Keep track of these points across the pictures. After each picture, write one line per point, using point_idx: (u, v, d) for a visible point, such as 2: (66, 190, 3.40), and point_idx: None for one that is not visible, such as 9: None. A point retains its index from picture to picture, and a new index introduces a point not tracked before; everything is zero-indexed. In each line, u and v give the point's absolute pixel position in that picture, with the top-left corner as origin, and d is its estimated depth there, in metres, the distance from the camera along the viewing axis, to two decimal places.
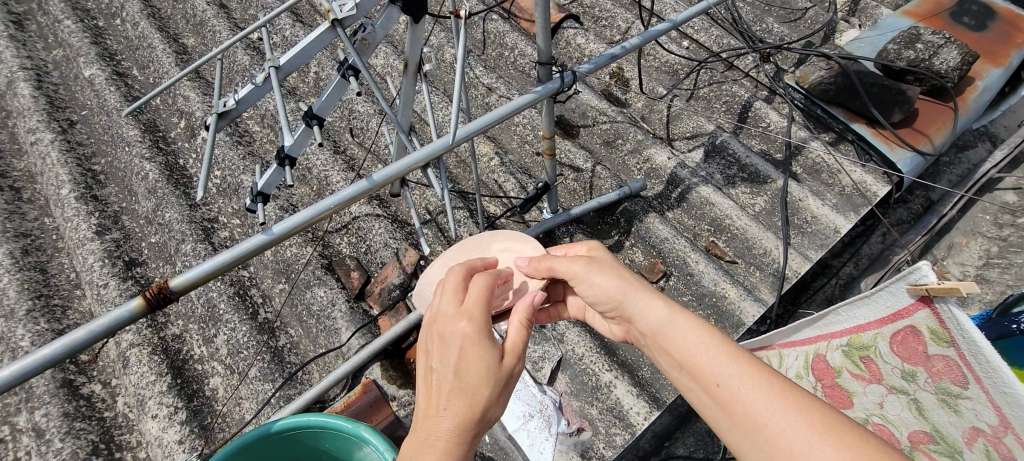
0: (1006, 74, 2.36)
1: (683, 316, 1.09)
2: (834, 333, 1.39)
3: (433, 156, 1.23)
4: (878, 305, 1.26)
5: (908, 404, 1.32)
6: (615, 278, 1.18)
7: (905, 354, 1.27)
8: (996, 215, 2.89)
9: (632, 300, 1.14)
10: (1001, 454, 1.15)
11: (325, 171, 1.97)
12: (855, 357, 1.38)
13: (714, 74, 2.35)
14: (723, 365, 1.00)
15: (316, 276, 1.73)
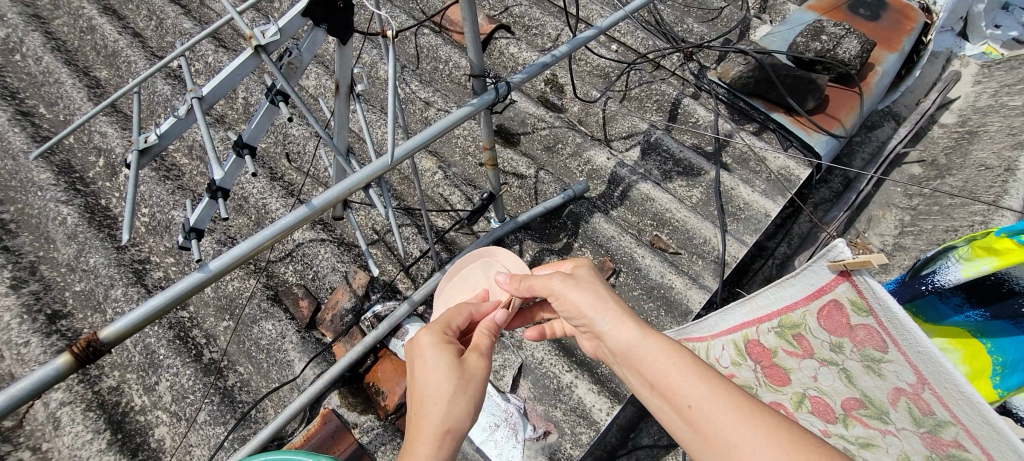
0: (901, 59, 2.59)
1: (653, 338, 1.11)
2: (764, 317, 1.47)
3: (373, 177, 1.21)
4: (803, 284, 1.34)
5: (839, 374, 1.40)
6: (585, 295, 1.19)
7: (832, 327, 1.35)
8: (905, 187, 3.16)
9: (604, 321, 1.16)
10: (922, 409, 1.26)
11: (263, 199, 1.91)
12: (787, 336, 1.45)
13: (644, 75, 2.45)
14: (697, 387, 1.03)
15: (263, 309, 1.67)
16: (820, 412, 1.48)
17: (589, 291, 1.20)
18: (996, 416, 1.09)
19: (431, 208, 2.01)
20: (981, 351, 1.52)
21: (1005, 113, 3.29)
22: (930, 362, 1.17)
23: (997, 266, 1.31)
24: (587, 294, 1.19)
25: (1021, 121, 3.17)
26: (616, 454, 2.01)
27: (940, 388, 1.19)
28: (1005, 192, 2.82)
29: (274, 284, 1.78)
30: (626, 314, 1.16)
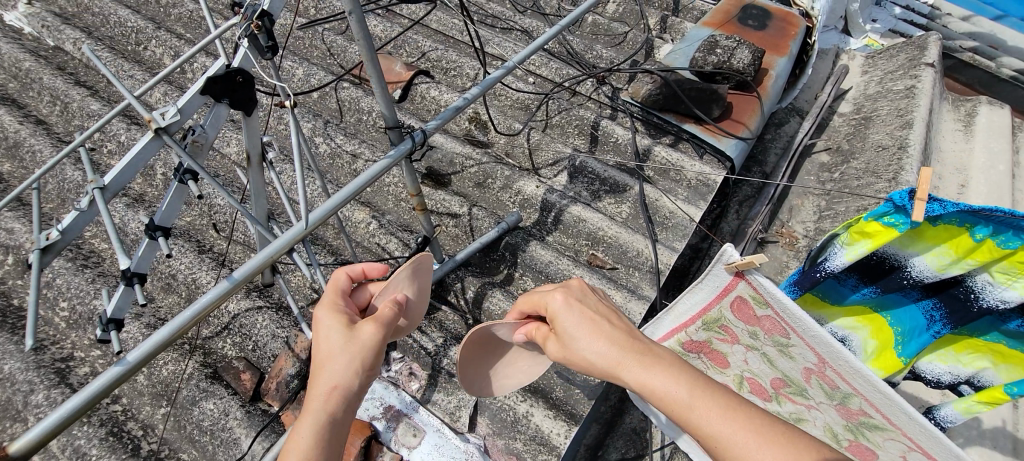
0: (790, 61, 2.83)
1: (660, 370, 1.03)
2: (687, 320, 1.54)
3: (292, 243, 1.19)
4: (711, 286, 1.43)
5: (762, 357, 1.48)
6: (580, 337, 1.11)
7: (745, 318, 1.44)
8: (817, 175, 3.41)
9: (609, 368, 1.06)
10: (830, 383, 1.36)
11: (192, 274, 1.86)
12: (714, 329, 1.52)
13: (562, 103, 2.57)
14: (712, 420, 0.95)
15: (202, 389, 1.60)
16: (756, 392, 1.52)
17: (583, 331, 1.11)
18: (884, 385, 1.20)
19: (369, 258, 2.01)
20: (884, 325, 1.45)
21: (891, 97, 3.62)
22: (823, 344, 1.28)
23: (872, 248, 1.22)
24: (582, 337, 1.10)
25: (905, 103, 3.50)
26: None
27: (837, 365, 1.30)
28: (901, 169, 3.10)
29: (211, 361, 1.71)
30: (630, 348, 1.07)
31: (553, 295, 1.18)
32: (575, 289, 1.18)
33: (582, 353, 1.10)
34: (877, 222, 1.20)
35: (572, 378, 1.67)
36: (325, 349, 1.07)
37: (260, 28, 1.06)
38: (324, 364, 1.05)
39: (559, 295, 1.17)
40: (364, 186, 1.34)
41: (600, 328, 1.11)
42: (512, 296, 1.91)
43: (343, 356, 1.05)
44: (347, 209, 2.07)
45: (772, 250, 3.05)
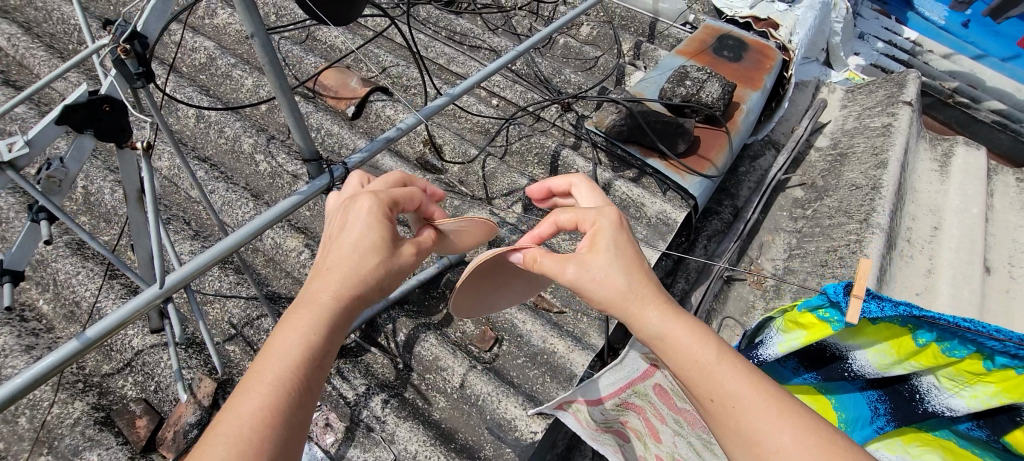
0: (763, 95, 2.74)
1: (683, 321, 1.02)
2: (620, 390, 1.38)
3: (155, 300, 1.03)
4: (631, 368, 1.30)
5: (690, 445, 1.37)
6: (614, 269, 1.06)
7: (670, 405, 1.33)
8: (790, 211, 3.33)
9: (638, 310, 1.03)
10: None
11: (97, 302, 1.69)
12: (646, 400, 1.39)
13: (523, 128, 2.46)
14: (729, 372, 0.95)
15: (86, 437, 1.43)
16: None
17: (618, 261, 1.07)
18: None
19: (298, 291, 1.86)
20: (828, 408, 1.36)
21: (868, 134, 3.56)
22: None
23: (806, 340, 1.16)
24: (617, 269, 1.06)
25: (881, 142, 3.43)
26: None
27: None
28: (873, 209, 2.99)
29: (106, 403, 1.55)
30: (660, 298, 1.05)
31: (598, 219, 1.13)
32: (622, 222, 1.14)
33: (615, 280, 1.05)
34: (813, 314, 1.16)
35: (503, 435, 1.57)
36: (357, 241, 1.09)
37: (129, 53, 0.92)
38: (355, 257, 1.07)
39: (613, 211, 1.13)
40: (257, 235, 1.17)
41: (638, 269, 1.07)
42: (448, 340, 1.76)
43: (367, 258, 1.07)
44: (279, 236, 1.92)
45: (739, 288, 2.95)
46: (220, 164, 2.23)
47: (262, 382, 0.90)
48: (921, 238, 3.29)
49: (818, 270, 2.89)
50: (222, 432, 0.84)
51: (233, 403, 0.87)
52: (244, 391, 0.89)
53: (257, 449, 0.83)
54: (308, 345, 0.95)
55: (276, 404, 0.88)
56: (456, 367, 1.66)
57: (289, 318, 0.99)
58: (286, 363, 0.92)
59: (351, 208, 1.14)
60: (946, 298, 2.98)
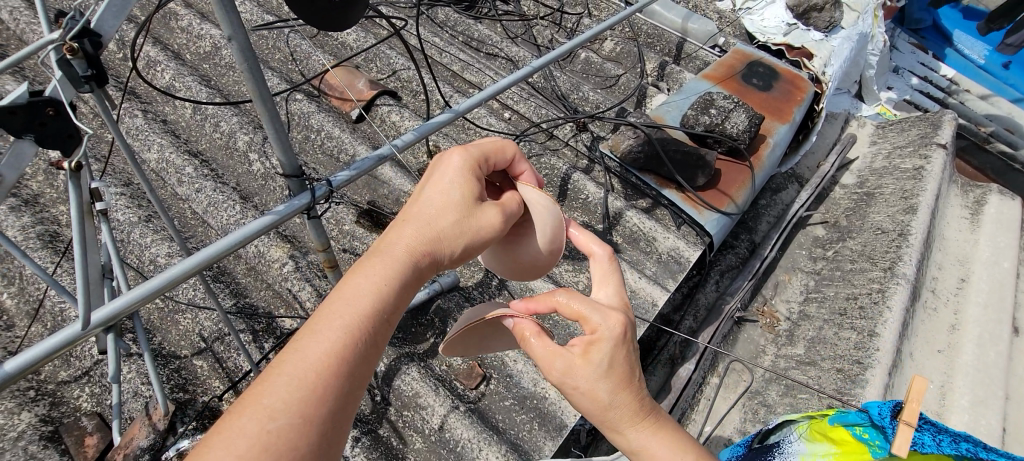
0: (792, 129, 2.60)
1: (662, 433, 1.03)
2: None
3: (88, 331, 0.93)
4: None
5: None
6: (602, 383, 0.98)
7: None
8: (810, 250, 3.16)
9: (617, 423, 1.01)
10: None
11: (62, 303, 1.58)
12: None
13: (533, 146, 2.33)
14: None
15: (29, 454, 1.31)
16: None
17: (608, 380, 0.98)
18: None
19: (278, 305, 1.74)
20: None
21: (898, 176, 3.33)
22: None
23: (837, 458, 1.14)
24: (605, 385, 0.98)
25: (911, 185, 3.20)
26: None
27: None
28: (899, 258, 2.80)
29: (57, 415, 1.44)
30: (642, 411, 1.02)
31: (600, 325, 0.97)
32: (625, 325, 0.99)
33: (598, 391, 0.98)
34: (848, 432, 1.16)
35: None
36: (439, 199, 1.03)
37: (76, 52, 0.85)
38: (437, 216, 1.02)
39: (618, 322, 0.97)
40: (218, 259, 1.08)
41: (628, 383, 1.00)
42: (431, 374, 1.63)
43: (445, 216, 1.02)
44: (263, 244, 1.79)
45: (750, 330, 2.79)
46: (212, 160, 2.11)
47: (328, 327, 0.84)
48: (947, 289, 3.08)
49: (835, 319, 2.72)
50: (285, 372, 0.79)
51: (293, 345, 0.83)
52: (308, 335, 0.84)
53: (316, 396, 0.78)
54: (379, 296, 0.90)
55: (340, 354, 0.82)
56: (437, 407, 1.54)
57: (360, 267, 0.93)
58: (354, 312, 0.87)
59: (438, 166, 1.09)
60: (970, 358, 2.79)
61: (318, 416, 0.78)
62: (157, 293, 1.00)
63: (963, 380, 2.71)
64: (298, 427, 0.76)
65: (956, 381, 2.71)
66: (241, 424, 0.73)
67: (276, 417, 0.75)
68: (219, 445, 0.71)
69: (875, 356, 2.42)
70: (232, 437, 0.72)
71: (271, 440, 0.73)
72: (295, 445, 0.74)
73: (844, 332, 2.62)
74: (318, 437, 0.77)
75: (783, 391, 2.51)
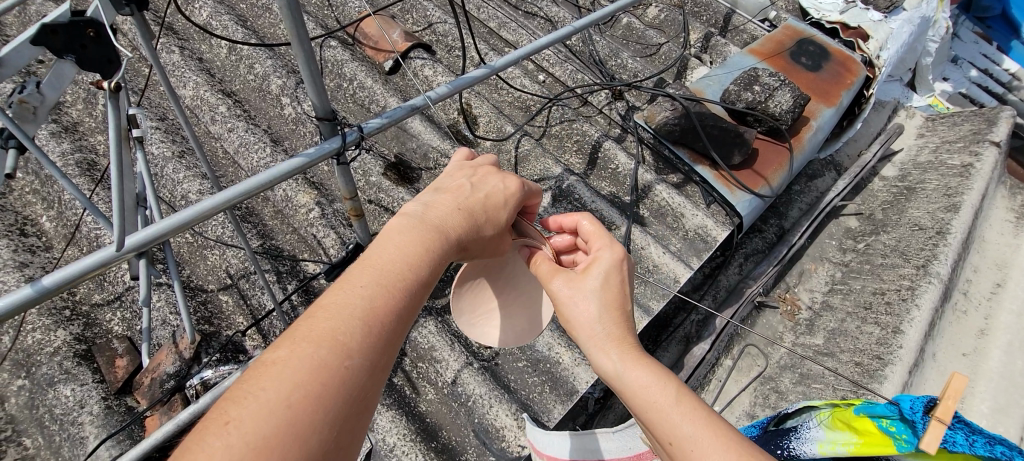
0: (838, 114, 2.48)
1: (644, 365, 0.90)
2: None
3: (122, 255, 0.94)
4: (622, 440, 1.46)
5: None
6: (593, 295, 0.97)
7: None
8: (841, 241, 3.06)
9: (589, 344, 0.94)
10: None
11: (98, 229, 1.64)
12: None
13: (567, 111, 2.28)
14: (682, 423, 0.82)
15: (64, 369, 1.38)
16: None
17: (599, 293, 0.97)
18: None
19: (302, 250, 1.76)
20: None
21: (943, 171, 3.17)
22: None
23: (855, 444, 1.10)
24: (595, 297, 0.97)
25: (956, 182, 3.05)
26: None
27: None
28: (934, 257, 2.70)
29: (90, 335, 1.50)
30: (627, 339, 0.94)
31: (601, 248, 1.02)
32: (628, 258, 1.03)
33: (587, 305, 0.96)
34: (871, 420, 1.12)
35: (488, 443, 1.48)
36: (489, 202, 0.94)
37: None
38: (482, 213, 0.92)
39: (618, 251, 1.01)
40: (247, 196, 1.08)
41: (614, 306, 0.96)
42: (448, 329, 1.64)
43: (492, 217, 0.93)
44: (291, 189, 1.80)
45: (769, 316, 2.75)
46: (245, 102, 2.12)
47: (389, 271, 0.71)
48: (982, 292, 2.96)
49: (859, 313, 2.67)
50: (344, 310, 0.65)
51: (352, 280, 0.69)
52: (366, 276, 0.70)
53: (385, 342, 0.65)
54: (437, 255, 0.79)
55: (405, 301, 0.70)
56: (451, 362, 1.56)
57: (407, 225, 0.80)
58: (411, 269, 0.73)
59: (491, 174, 1.01)
60: (995, 365, 2.72)
61: (387, 363, 0.65)
62: (189, 224, 1.01)
63: (985, 386, 2.65)
64: (371, 371, 0.63)
65: (976, 386, 2.65)
66: (308, 356, 0.60)
67: (348, 355, 0.61)
68: (281, 374, 0.57)
69: (897, 353, 2.37)
70: (288, 372, 0.58)
71: (338, 379, 0.60)
72: (362, 390, 0.61)
73: (867, 326, 2.57)
74: (380, 388, 0.64)
75: (796, 379, 2.52)
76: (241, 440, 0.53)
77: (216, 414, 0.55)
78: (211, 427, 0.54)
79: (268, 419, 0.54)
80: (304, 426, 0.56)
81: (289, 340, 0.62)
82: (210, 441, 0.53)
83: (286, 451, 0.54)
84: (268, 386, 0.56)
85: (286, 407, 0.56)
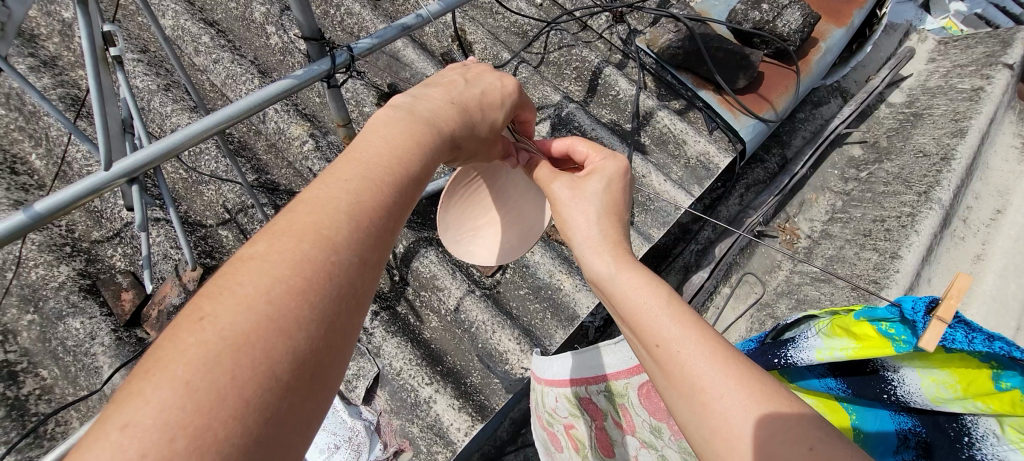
0: (849, 34, 2.38)
1: (633, 268, 0.89)
2: (589, 379, 1.41)
3: (111, 181, 0.92)
4: (624, 355, 1.39)
5: (657, 458, 1.38)
6: (595, 198, 0.98)
7: (651, 408, 1.36)
8: (843, 170, 3.03)
9: (583, 244, 0.94)
10: None
11: (90, 166, 1.61)
12: (614, 403, 1.41)
13: (565, 36, 2.19)
14: (666, 321, 0.79)
15: (71, 303, 1.40)
16: (602, 448, 1.45)
17: (600, 198, 0.99)
18: None
19: (298, 184, 1.74)
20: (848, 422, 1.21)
21: (953, 96, 3.08)
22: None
23: (855, 350, 1.12)
24: (596, 199, 0.98)
25: (965, 106, 2.96)
26: (505, 450, 2.02)
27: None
28: (937, 183, 2.67)
29: (93, 271, 1.51)
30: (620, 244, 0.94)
31: (607, 158, 1.04)
32: (630, 171, 1.05)
33: (587, 206, 0.97)
34: (872, 325, 1.12)
35: (492, 365, 1.52)
36: (484, 99, 0.96)
37: None
38: (476, 110, 0.93)
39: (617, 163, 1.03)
40: (236, 120, 1.05)
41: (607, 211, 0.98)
42: (449, 258, 1.65)
43: (483, 115, 0.95)
44: (283, 121, 1.75)
45: (768, 245, 2.77)
46: (229, 32, 2.03)
47: (375, 167, 0.72)
48: (981, 219, 2.96)
49: (858, 239, 2.68)
50: (327, 206, 0.65)
51: (335, 176, 0.69)
52: (352, 171, 0.70)
53: (372, 239, 0.66)
54: (426, 150, 0.79)
55: (392, 199, 0.70)
56: (453, 290, 1.58)
57: (395, 117, 0.80)
58: (400, 166, 0.74)
59: (486, 74, 1.03)
60: (988, 289, 2.76)
61: (374, 260, 0.66)
62: (179, 150, 0.98)
63: (977, 309, 2.71)
64: (357, 268, 0.63)
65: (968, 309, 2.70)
66: (288, 249, 0.60)
67: (332, 249, 0.62)
68: (262, 267, 0.58)
69: (893, 277, 2.40)
70: (269, 266, 0.58)
71: (321, 272, 0.60)
72: (346, 287, 0.62)
73: (865, 252, 2.59)
74: (365, 284, 0.64)
75: (793, 304, 2.57)
76: (217, 335, 0.53)
77: (193, 310, 0.56)
78: (185, 324, 0.54)
79: (246, 313, 0.55)
80: (284, 321, 0.55)
81: (273, 234, 0.62)
82: (184, 337, 0.53)
83: (267, 344, 0.54)
84: (248, 280, 0.57)
85: (267, 301, 0.56)
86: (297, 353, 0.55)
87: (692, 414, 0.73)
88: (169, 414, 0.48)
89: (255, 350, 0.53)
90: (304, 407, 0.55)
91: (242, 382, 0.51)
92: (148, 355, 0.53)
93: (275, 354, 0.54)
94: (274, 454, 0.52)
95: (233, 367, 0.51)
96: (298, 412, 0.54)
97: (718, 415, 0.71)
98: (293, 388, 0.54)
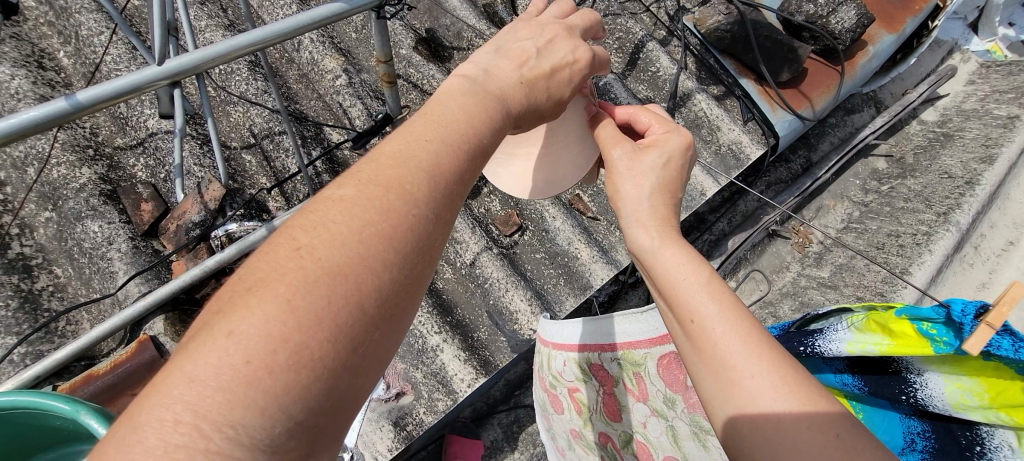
0: (898, 42, 2.32)
1: (681, 247, 0.88)
2: (607, 346, 1.41)
3: (153, 82, 0.90)
4: (649, 325, 1.31)
5: (665, 429, 1.33)
6: (651, 173, 0.96)
7: (669, 379, 1.31)
8: (865, 181, 3.02)
9: (633, 217, 0.94)
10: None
11: (119, 71, 1.58)
12: (629, 371, 1.39)
13: (612, 4, 2.13)
14: (706, 301, 0.80)
15: (90, 206, 1.39)
16: (608, 411, 1.46)
17: (658, 173, 0.97)
18: None
19: (326, 117, 1.71)
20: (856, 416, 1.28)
21: (986, 121, 2.98)
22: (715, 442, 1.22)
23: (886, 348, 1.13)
24: (654, 174, 0.96)
25: (998, 133, 2.87)
26: (496, 408, 2.07)
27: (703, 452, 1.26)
28: (958, 206, 2.63)
29: (115, 177, 1.50)
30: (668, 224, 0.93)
31: (671, 130, 1.02)
32: (692, 148, 1.03)
33: (644, 178, 0.96)
34: (910, 325, 1.11)
35: (501, 324, 1.53)
36: (554, 75, 0.90)
37: None
38: (544, 88, 0.88)
39: (682, 140, 1.00)
40: (283, 37, 1.02)
41: (661, 187, 0.96)
42: (470, 213, 1.65)
43: (551, 94, 0.90)
44: (317, 52, 1.72)
45: (779, 245, 2.78)
46: None
47: (453, 131, 0.70)
48: (993, 249, 2.93)
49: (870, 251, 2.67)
50: (411, 159, 0.64)
51: (415, 134, 0.67)
52: (431, 131, 0.68)
53: (448, 199, 0.65)
54: (497, 122, 0.77)
55: (466, 165, 0.69)
56: (471, 244, 1.58)
57: (470, 88, 0.78)
58: (475, 134, 0.72)
59: (556, 39, 0.95)
60: None
61: (448, 217, 0.65)
62: (222, 59, 0.96)
63: None
64: (432, 223, 0.62)
65: None
66: (376, 197, 0.59)
67: (414, 202, 0.61)
68: (351, 209, 0.58)
69: (901, 292, 2.39)
70: (353, 210, 0.58)
71: (405, 223, 0.59)
72: (424, 241, 0.61)
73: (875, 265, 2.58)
74: (438, 242, 0.63)
75: (795, 306, 2.59)
76: (314, 263, 0.53)
77: (285, 238, 0.55)
78: (280, 249, 0.54)
79: (340, 248, 0.54)
80: (374, 260, 0.56)
81: (360, 179, 0.61)
82: (281, 261, 0.53)
83: (359, 278, 0.54)
84: (339, 218, 0.57)
85: (359, 241, 0.56)
86: (382, 292, 0.55)
87: (721, 391, 0.75)
88: (274, 325, 0.49)
89: (348, 281, 0.53)
90: (382, 345, 0.56)
91: (336, 310, 0.52)
92: (242, 276, 0.53)
93: (363, 289, 0.54)
94: (353, 381, 0.53)
95: (329, 294, 0.52)
96: (376, 346, 0.55)
97: (746, 395, 0.72)
98: (376, 324, 0.55)
